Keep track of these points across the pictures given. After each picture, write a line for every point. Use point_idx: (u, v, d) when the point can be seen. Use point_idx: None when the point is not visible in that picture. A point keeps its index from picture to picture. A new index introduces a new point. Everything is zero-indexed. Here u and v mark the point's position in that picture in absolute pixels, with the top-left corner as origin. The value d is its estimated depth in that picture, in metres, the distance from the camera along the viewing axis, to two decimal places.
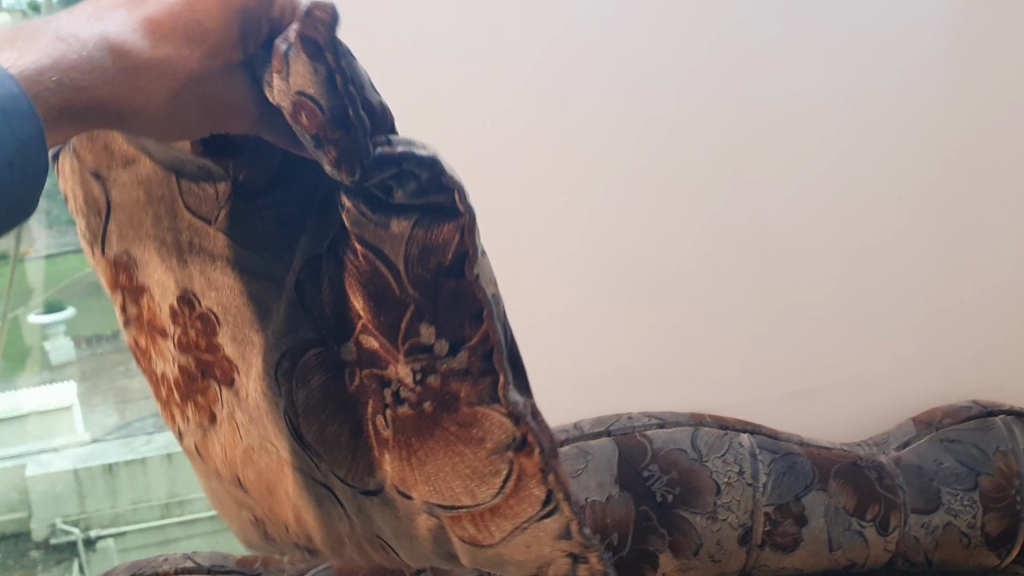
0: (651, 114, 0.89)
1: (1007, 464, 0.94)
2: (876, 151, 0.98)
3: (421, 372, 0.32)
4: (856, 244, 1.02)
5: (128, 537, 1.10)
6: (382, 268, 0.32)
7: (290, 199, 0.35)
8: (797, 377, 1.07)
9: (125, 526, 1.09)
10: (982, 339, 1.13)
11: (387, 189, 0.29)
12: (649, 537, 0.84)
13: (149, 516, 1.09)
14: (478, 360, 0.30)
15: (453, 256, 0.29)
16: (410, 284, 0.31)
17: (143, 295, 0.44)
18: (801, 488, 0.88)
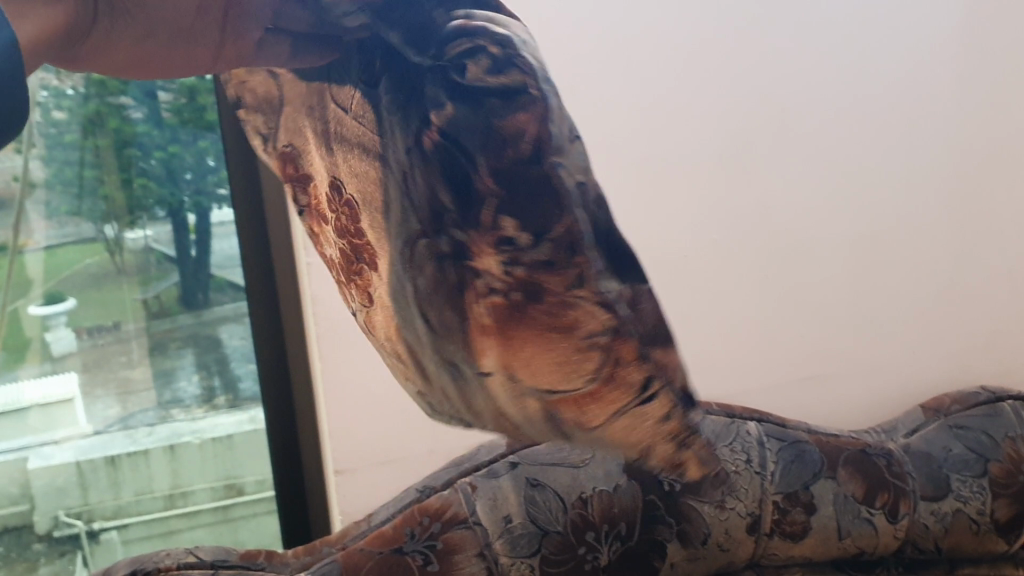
0: (677, 107, 0.88)
1: (1015, 450, 0.94)
2: (881, 135, 0.99)
3: (510, 265, 0.48)
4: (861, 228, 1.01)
5: (131, 529, 1.09)
6: (468, 156, 0.46)
7: (397, 60, 0.48)
8: (806, 364, 1.05)
9: (127, 518, 1.08)
10: (986, 326, 1.12)
11: (460, 63, 0.45)
12: (656, 527, 0.81)
13: (152, 508, 1.08)
14: (564, 258, 0.47)
15: (528, 143, 0.45)
16: (491, 179, 0.46)
17: (335, 189, 0.56)
18: (809, 477, 0.87)
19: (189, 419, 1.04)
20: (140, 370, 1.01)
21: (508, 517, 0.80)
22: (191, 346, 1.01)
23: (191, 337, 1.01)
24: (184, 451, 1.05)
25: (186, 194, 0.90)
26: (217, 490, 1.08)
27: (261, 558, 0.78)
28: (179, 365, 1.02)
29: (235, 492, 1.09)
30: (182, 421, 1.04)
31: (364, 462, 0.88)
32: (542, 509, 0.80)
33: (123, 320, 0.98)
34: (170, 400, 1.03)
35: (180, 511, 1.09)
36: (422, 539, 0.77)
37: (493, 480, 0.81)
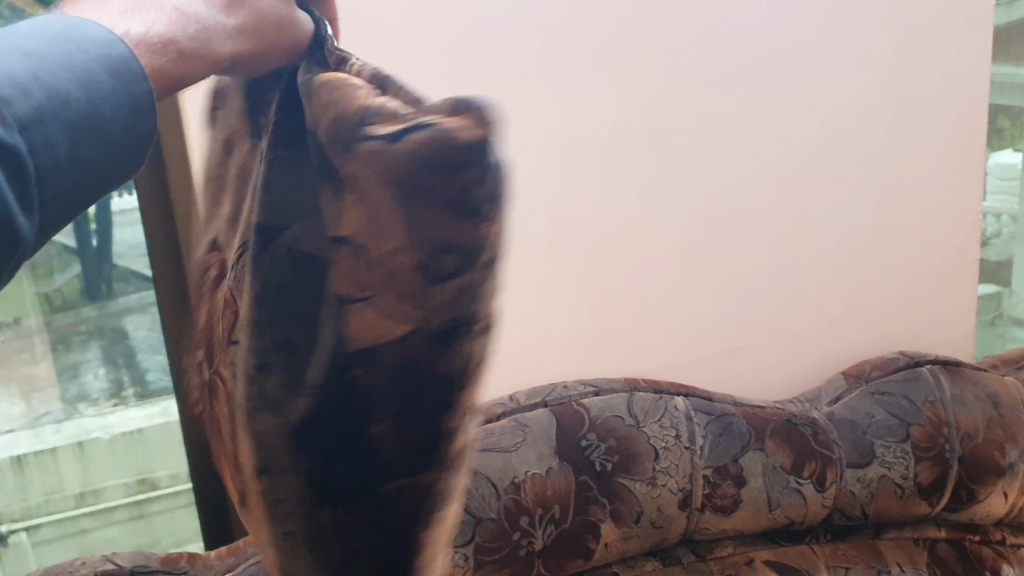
0: None
1: (935, 413, 0.95)
2: (790, 100, 0.99)
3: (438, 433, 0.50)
4: (776, 198, 1.02)
5: (42, 529, 1.07)
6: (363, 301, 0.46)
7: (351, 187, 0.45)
8: (728, 335, 1.05)
9: (37, 518, 1.06)
10: (903, 292, 1.14)
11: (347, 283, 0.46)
12: (591, 508, 0.81)
13: (63, 506, 1.04)
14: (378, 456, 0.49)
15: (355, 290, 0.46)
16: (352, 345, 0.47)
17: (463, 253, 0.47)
18: (737, 450, 0.87)
19: (98, 414, 0.99)
20: (43, 365, 0.99)
21: None
22: (97, 339, 0.96)
23: (95, 330, 0.95)
24: (93, 447, 1.00)
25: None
26: (131, 486, 1.02)
27: (183, 561, 0.75)
28: (82, 359, 0.97)
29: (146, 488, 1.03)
30: (90, 418, 0.99)
31: None
32: (476, 497, 0.76)
33: (23, 315, 0.96)
34: (76, 396, 0.99)
35: (93, 508, 1.05)
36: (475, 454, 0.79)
37: None
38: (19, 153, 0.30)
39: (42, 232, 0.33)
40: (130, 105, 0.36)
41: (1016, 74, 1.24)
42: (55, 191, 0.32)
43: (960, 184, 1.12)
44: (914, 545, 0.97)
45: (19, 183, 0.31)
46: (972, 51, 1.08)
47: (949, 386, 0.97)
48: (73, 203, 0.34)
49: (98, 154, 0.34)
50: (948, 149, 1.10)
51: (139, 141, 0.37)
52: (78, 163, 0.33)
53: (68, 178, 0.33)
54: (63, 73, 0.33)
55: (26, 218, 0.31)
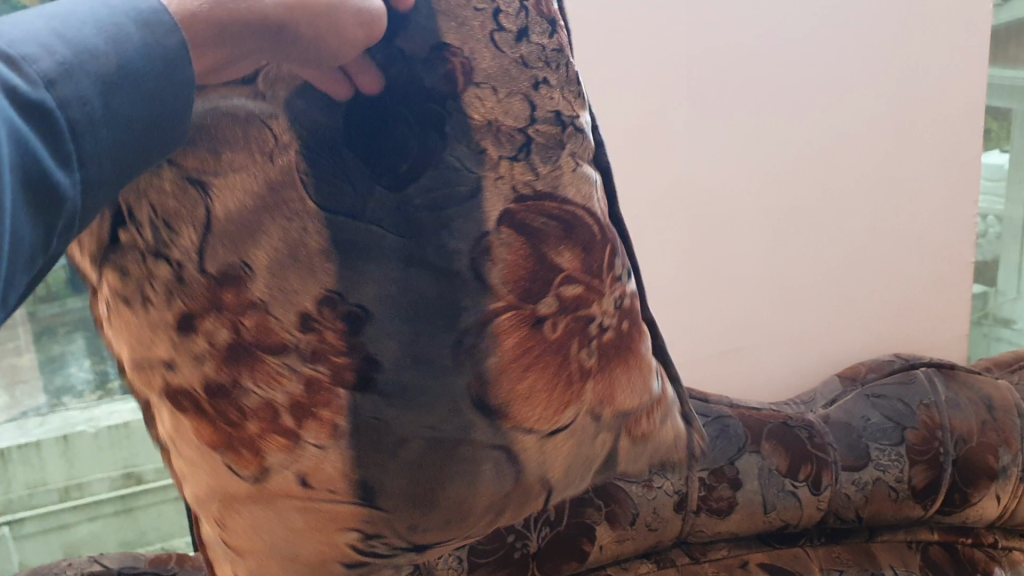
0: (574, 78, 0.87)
1: (931, 416, 0.94)
2: (790, 100, 0.99)
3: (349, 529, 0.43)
4: (774, 199, 1.01)
5: (27, 524, 1.02)
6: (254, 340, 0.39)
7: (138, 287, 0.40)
8: (724, 336, 1.04)
9: (22, 512, 1.01)
10: (897, 294, 1.14)
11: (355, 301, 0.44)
12: (586, 510, 0.81)
13: (47, 500, 1.02)
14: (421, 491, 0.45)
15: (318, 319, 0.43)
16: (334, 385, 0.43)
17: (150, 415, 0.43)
18: (734, 452, 0.87)
19: (83, 407, 1.01)
20: (27, 356, 0.96)
21: None
22: (80, 330, 0.93)
23: (78, 322, 0.91)
24: (78, 440, 1.00)
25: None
26: (116, 480, 1.04)
27: (172, 562, 0.74)
28: (68, 352, 0.96)
29: (135, 480, 1.04)
30: (74, 411, 1.01)
31: None
32: None
33: None
34: (60, 388, 1.00)
35: (79, 502, 1.03)
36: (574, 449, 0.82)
37: None
38: (50, 113, 0.26)
39: (84, 206, 0.28)
40: (166, 63, 0.30)
41: (1003, 75, 1.24)
42: (96, 157, 0.28)
43: (955, 186, 1.13)
44: (908, 549, 0.96)
45: (52, 147, 0.27)
46: (970, 51, 1.08)
47: (944, 388, 0.97)
48: (110, 172, 0.29)
49: (144, 123, 0.30)
50: (945, 150, 1.10)
51: (170, 97, 0.31)
52: (117, 126, 0.29)
53: (108, 143, 0.29)
54: (86, 22, 0.28)
55: (66, 179, 0.27)
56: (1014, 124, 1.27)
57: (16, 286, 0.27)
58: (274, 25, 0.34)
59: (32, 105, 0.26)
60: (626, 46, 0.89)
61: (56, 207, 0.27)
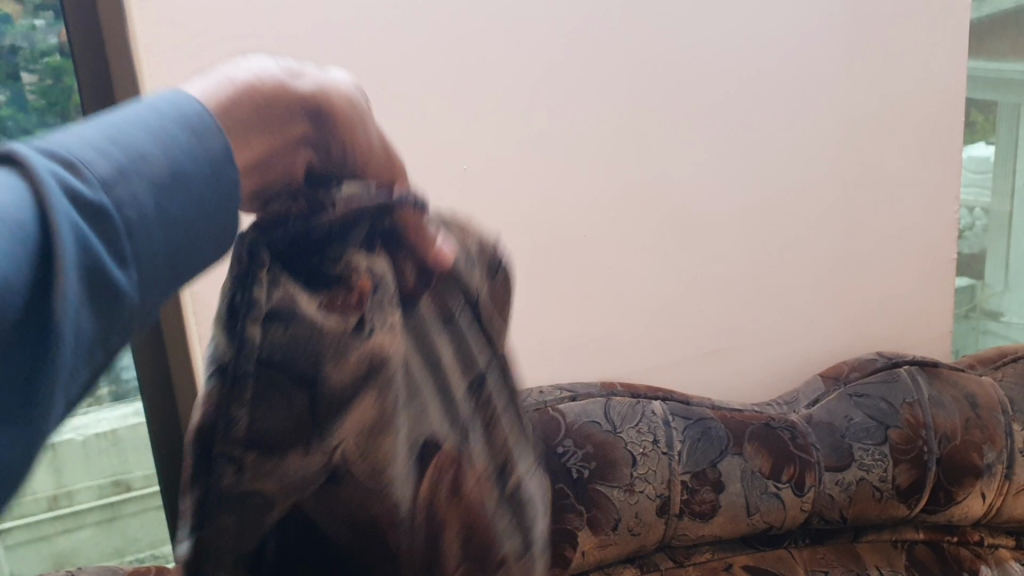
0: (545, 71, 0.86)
1: (913, 415, 0.94)
2: (768, 100, 0.98)
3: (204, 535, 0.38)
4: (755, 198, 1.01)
5: (16, 533, 1.02)
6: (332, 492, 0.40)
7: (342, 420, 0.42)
8: (707, 337, 1.04)
9: (9, 522, 1.01)
10: (881, 292, 1.14)
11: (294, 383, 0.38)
12: (567, 516, 0.81)
13: (35, 509, 1.01)
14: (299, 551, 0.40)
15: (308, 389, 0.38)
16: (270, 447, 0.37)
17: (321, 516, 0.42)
18: (716, 454, 0.86)
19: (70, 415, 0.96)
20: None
21: None
22: None
23: None
24: (67, 449, 0.98)
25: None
26: (104, 487, 1.02)
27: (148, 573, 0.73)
28: None
29: (124, 488, 1.02)
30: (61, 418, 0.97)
31: None
32: None
33: None
34: None
35: (68, 510, 1.03)
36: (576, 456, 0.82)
37: None
38: (101, 218, 0.25)
39: (144, 310, 0.27)
40: (216, 168, 0.29)
41: (988, 68, 1.24)
42: (148, 256, 0.26)
43: (936, 182, 1.12)
44: (893, 548, 0.96)
45: (107, 244, 0.25)
46: (945, 47, 1.08)
47: (927, 387, 0.97)
48: (167, 274, 0.27)
49: (179, 219, 0.27)
50: (925, 145, 1.10)
51: (232, 202, 0.30)
52: (173, 228, 0.27)
53: (160, 237, 0.27)
54: (137, 127, 0.27)
55: (122, 275, 0.25)
56: (1000, 117, 1.27)
57: (73, 393, 0.24)
58: (308, 106, 0.35)
59: (83, 207, 0.24)
60: (602, 51, 0.88)
61: (111, 314, 0.25)
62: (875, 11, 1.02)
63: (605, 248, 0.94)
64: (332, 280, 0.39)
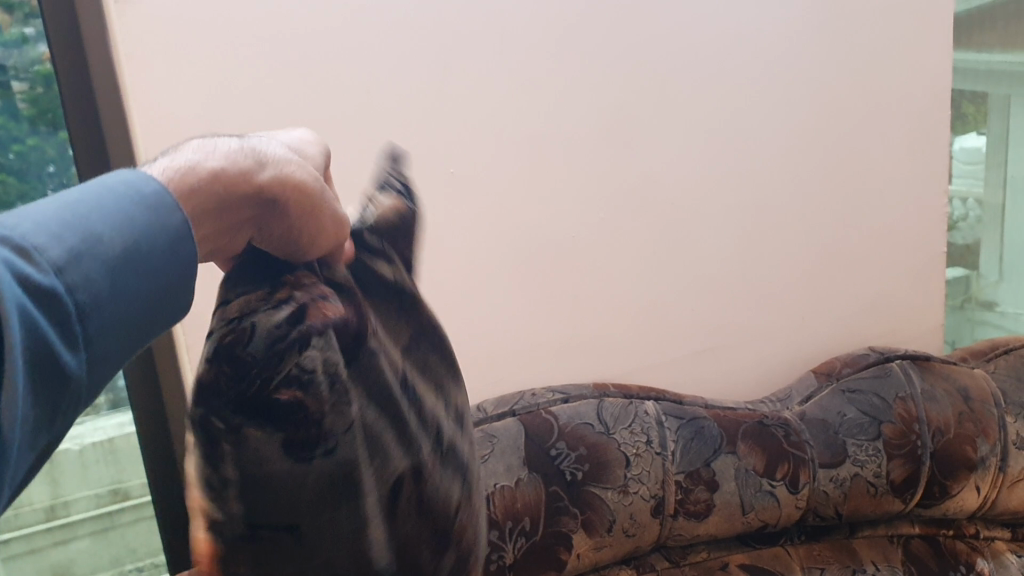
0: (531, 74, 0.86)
1: (906, 409, 0.94)
2: (755, 97, 0.98)
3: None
4: (742, 201, 1.01)
5: (14, 545, 1.02)
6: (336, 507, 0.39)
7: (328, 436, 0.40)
8: (700, 336, 1.04)
9: (8, 533, 1.01)
10: (872, 286, 1.14)
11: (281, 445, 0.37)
12: (562, 519, 0.80)
13: (33, 520, 1.01)
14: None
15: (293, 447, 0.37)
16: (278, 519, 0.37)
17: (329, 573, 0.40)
18: (709, 453, 0.86)
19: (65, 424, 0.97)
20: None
21: None
22: None
23: None
24: (63, 458, 0.99)
25: (48, 186, 0.85)
26: (103, 496, 1.02)
27: None
28: None
29: (121, 497, 1.02)
30: None
31: None
32: None
33: None
34: None
35: (65, 520, 1.02)
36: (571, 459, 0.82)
37: None
38: (54, 301, 0.29)
39: (92, 380, 0.31)
40: (170, 242, 0.33)
41: (978, 59, 1.24)
42: (99, 339, 0.31)
43: (924, 176, 1.13)
44: (889, 543, 0.96)
45: (58, 328, 0.29)
46: (929, 41, 1.08)
47: (919, 380, 0.97)
48: (119, 351, 0.32)
49: (132, 298, 0.32)
50: (912, 139, 1.10)
51: (181, 274, 0.35)
52: (123, 304, 0.31)
53: (109, 317, 0.31)
54: (94, 212, 0.31)
55: (72, 355, 0.29)
56: (991, 108, 1.27)
57: (21, 464, 0.28)
58: (269, 194, 0.38)
59: (40, 291, 0.28)
60: (587, 52, 0.88)
61: (58, 391, 0.29)
62: (860, 6, 1.02)
63: (595, 250, 0.94)
64: (291, 377, 0.36)
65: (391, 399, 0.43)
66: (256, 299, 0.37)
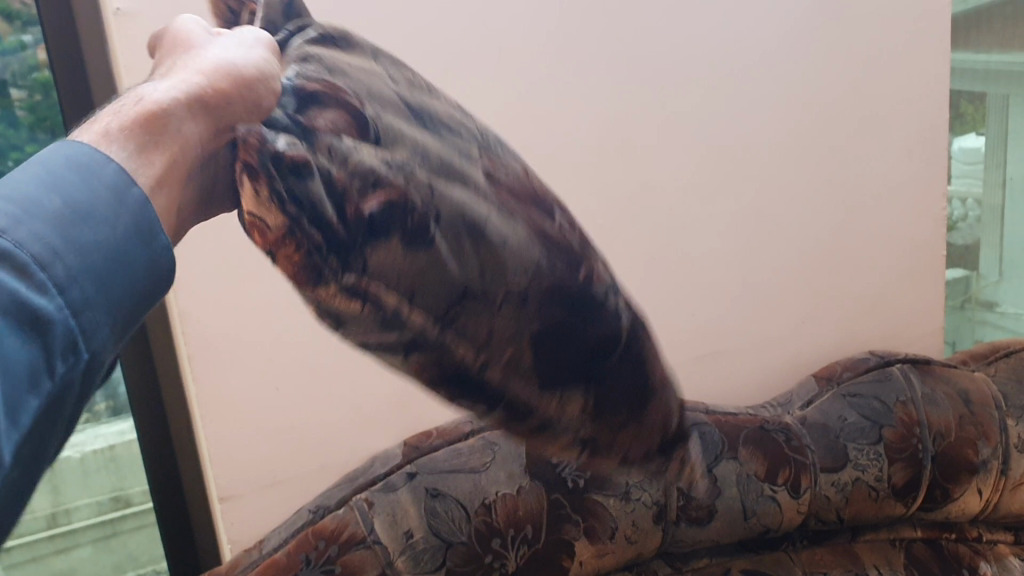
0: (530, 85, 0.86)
1: (907, 413, 0.95)
2: (753, 101, 0.98)
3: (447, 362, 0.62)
4: (744, 165, 1.00)
5: (15, 552, 1.01)
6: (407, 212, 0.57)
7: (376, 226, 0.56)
8: (701, 342, 1.04)
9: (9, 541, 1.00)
10: (871, 290, 1.14)
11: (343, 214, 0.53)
12: (564, 526, 0.82)
13: (34, 529, 1.00)
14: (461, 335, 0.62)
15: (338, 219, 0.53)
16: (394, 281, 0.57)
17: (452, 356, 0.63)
18: (711, 459, 0.87)
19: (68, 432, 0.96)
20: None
21: (408, 532, 0.78)
22: None
23: None
24: (65, 467, 0.97)
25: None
26: (104, 504, 1.02)
27: None
28: None
29: (122, 503, 1.02)
30: None
31: (253, 484, 0.86)
32: (444, 522, 0.79)
33: None
34: None
35: (66, 527, 1.01)
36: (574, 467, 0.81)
37: (391, 495, 0.79)
38: (9, 254, 0.37)
39: (82, 321, 0.40)
40: (112, 192, 0.43)
41: (976, 60, 1.23)
42: (75, 289, 0.40)
43: (921, 179, 1.13)
44: (892, 548, 0.96)
45: (26, 282, 0.38)
46: (919, 44, 1.09)
47: (919, 383, 0.98)
48: (104, 296, 0.41)
49: (95, 249, 0.41)
50: (908, 142, 1.11)
51: (133, 218, 0.43)
52: (87, 257, 0.41)
53: (80, 268, 0.40)
54: (37, 187, 0.40)
55: (46, 302, 0.38)
56: (990, 108, 1.26)
57: (27, 406, 0.38)
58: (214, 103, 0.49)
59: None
60: (584, 60, 0.89)
61: (47, 335, 0.38)
62: (854, 11, 1.03)
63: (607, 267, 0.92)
64: (327, 215, 0.52)
65: (383, 141, 0.57)
66: (249, 162, 0.51)
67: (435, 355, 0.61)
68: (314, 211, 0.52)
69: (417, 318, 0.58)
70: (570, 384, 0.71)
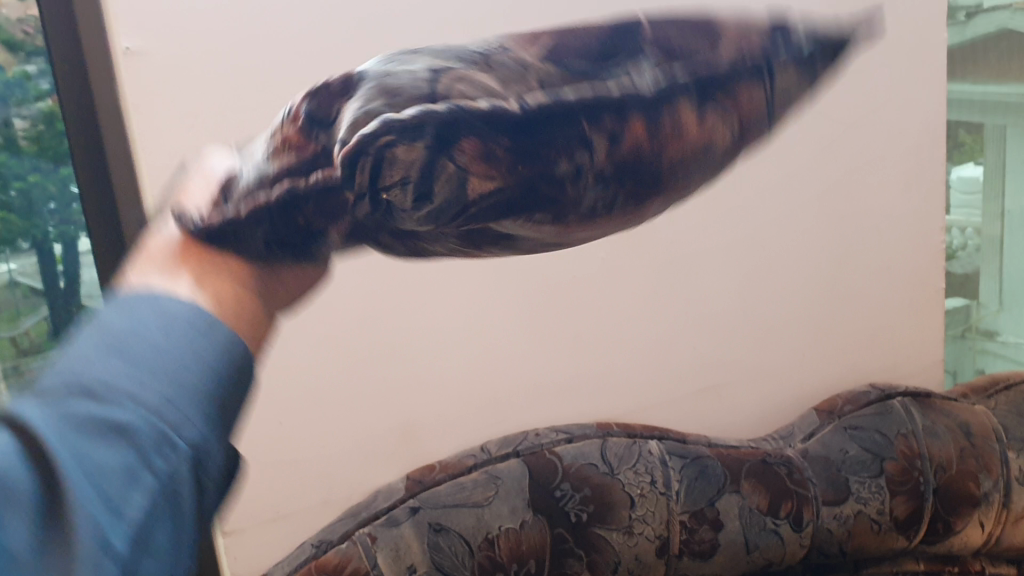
0: None
1: (908, 446, 0.95)
2: (751, 137, 0.99)
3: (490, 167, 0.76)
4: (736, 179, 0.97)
5: None
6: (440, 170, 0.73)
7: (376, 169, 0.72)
8: (700, 374, 1.05)
9: None
10: (870, 321, 1.15)
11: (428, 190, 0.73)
12: (567, 561, 0.82)
13: None
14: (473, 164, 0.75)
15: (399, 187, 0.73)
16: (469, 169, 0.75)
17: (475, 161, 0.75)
18: (714, 493, 0.87)
19: None
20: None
21: (412, 567, 0.79)
22: None
23: None
24: None
25: (49, 224, 0.84)
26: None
27: None
28: None
29: None
30: None
31: (256, 518, 0.87)
32: (448, 555, 0.80)
33: None
34: None
35: None
36: (576, 501, 0.83)
37: (394, 529, 0.79)
38: (91, 397, 0.45)
39: (179, 426, 0.46)
40: (167, 310, 0.52)
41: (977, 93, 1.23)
42: (151, 397, 0.46)
43: (920, 212, 1.14)
44: None
45: (99, 407, 0.44)
46: (925, 81, 1.09)
47: (920, 416, 0.97)
48: (185, 399, 0.47)
49: (153, 367, 0.47)
50: (907, 176, 1.11)
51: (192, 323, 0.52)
52: (154, 377, 0.47)
53: (156, 390, 0.46)
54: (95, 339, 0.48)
55: (128, 418, 0.44)
56: (989, 140, 1.26)
57: (132, 505, 0.43)
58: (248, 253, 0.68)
59: (79, 397, 0.44)
60: None
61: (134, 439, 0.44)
62: (852, 46, 1.03)
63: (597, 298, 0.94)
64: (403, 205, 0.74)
65: (348, 164, 0.72)
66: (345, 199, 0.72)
67: (463, 131, 0.74)
68: (318, 195, 0.72)
69: (416, 157, 0.72)
70: (534, 121, 0.76)
